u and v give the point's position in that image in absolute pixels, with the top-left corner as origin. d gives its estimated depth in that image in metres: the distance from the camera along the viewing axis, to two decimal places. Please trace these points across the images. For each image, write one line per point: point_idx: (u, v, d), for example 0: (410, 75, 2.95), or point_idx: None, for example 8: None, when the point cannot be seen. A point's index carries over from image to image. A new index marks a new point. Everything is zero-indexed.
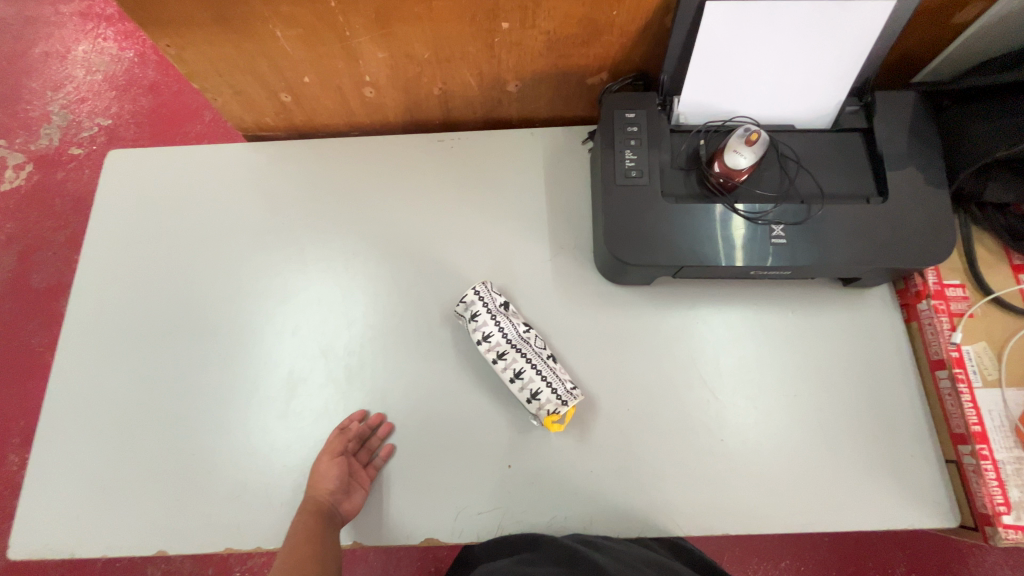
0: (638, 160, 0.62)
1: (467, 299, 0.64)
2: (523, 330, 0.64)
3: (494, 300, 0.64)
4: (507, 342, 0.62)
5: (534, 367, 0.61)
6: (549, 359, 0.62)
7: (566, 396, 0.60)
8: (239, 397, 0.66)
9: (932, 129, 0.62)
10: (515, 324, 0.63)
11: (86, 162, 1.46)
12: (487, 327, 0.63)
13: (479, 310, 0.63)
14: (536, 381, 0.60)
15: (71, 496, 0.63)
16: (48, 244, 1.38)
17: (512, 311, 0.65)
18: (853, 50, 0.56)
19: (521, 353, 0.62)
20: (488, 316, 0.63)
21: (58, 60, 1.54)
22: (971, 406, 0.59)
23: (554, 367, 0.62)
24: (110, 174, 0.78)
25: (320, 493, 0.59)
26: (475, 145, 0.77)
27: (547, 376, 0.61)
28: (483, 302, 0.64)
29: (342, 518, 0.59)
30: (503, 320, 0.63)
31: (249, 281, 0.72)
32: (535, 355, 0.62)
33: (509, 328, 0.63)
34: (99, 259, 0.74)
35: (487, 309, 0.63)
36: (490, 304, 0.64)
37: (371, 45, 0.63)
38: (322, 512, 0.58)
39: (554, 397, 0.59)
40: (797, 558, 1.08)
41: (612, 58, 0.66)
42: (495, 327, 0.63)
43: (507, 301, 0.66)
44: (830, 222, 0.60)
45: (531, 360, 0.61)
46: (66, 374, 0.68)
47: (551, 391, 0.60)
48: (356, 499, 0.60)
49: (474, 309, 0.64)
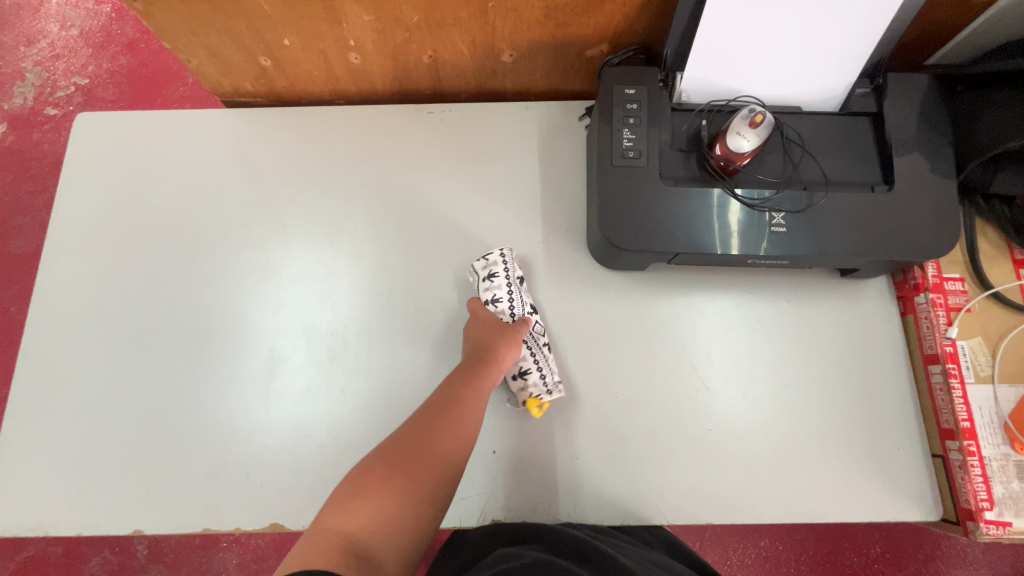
0: (636, 139, 0.59)
1: (491, 257, 0.64)
2: (529, 309, 0.64)
3: (516, 267, 0.65)
4: (516, 306, 0.63)
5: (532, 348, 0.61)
6: (545, 346, 0.63)
7: (552, 387, 0.60)
8: (219, 376, 0.64)
9: (943, 115, 0.60)
10: (525, 301, 0.64)
11: (62, 123, 1.39)
12: (500, 291, 0.62)
13: (499, 272, 0.63)
14: (530, 360, 0.61)
15: (44, 474, 0.61)
16: (25, 208, 1.32)
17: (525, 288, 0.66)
18: (869, 27, 0.53)
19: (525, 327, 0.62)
20: (504, 282, 0.63)
21: (30, 13, 1.46)
22: (961, 403, 0.58)
23: (549, 357, 0.62)
24: (79, 138, 0.73)
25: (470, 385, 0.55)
26: (466, 118, 0.73)
27: (540, 363, 0.61)
28: (506, 267, 0.64)
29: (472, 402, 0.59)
30: (517, 285, 0.64)
31: (228, 256, 0.69)
32: (533, 338, 0.63)
33: (521, 294, 0.64)
34: (69, 230, 0.70)
35: (508, 269, 0.64)
36: (510, 271, 0.64)
37: (356, 7, 0.58)
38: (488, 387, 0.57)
39: (541, 384, 0.60)
40: (776, 538, 1.10)
41: (614, 29, 0.62)
42: (506, 294, 0.62)
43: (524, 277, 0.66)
44: (832, 210, 0.58)
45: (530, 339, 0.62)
46: (36, 348, 0.66)
47: (540, 378, 0.60)
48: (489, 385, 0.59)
49: (493, 268, 0.64)
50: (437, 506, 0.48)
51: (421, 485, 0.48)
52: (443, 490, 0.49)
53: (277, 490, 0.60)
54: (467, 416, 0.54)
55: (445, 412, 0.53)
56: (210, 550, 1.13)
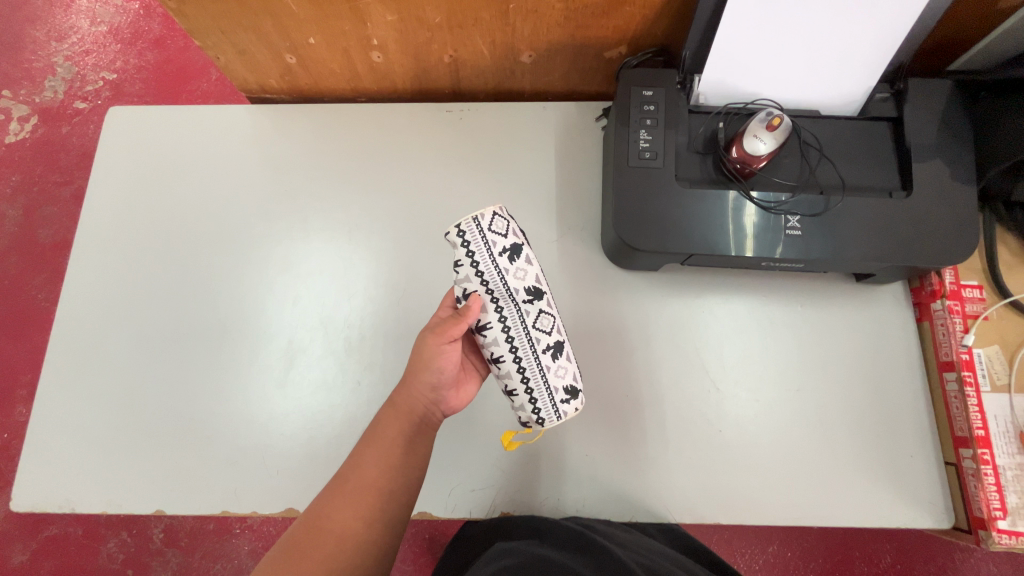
0: (653, 141, 0.60)
1: (452, 240, 0.53)
2: (521, 301, 0.53)
3: (491, 245, 0.52)
4: (491, 301, 0.53)
5: (519, 367, 0.53)
6: (542, 354, 0.53)
7: (546, 416, 0.54)
8: (239, 364, 0.66)
9: (964, 122, 0.59)
10: (509, 292, 0.52)
11: (90, 117, 1.43)
12: (472, 286, 0.53)
13: (463, 259, 0.52)
14: (518, 381, 0.54)
15: (71, 455, 0.64)
16: (53, 198, 1.36)
17: (518, 262, 0.53)
18: (891, 33, 0.53)
19: (508, 340, 0.53)
20: (472, 271, 0.52)
21: (62, 9, 1.50)
22: (977, 411, 0.58)
23: (545, 371, 0.53)
24: (110, 131, 0.76)
25: (390, 440, 0.55)
26: (484, 117, 0.74)
27: (532, 386, 0.53)
28: (472, 250, 0.52)
29: (433, 430, 0.58)
30: (490, 275, 0.52)
31: (250, 248, 0.71)
32: (525, 349, 0.53)
33: (495, 283, 0.52)
34: (99, 221, 0.72)
35: (472, 258, 0.52)
36: (479, 254, 0.52)
37: (379, 7, 0.60)
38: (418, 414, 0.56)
39: (532, 411, 0.54)
40: (785, 545, 1.10)
41: (633, 31, 0.63)
42: (479, 286, 0.52)
43: (514, 245, 0.53)
44: (849, 215, 0.58)
45: (519, 356, 0.53)
46: (65, 333, 0.68)
47: (531, 404, 0.54)
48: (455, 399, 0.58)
49: (457, 255, 0.53)
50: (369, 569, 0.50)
51: (345, 554, 0.49)
52: (405, 493, 0.54)
53: (292, 476, 0.62)
54: (386, 471, 0.54)
55: (363, 472, 0.53)
56: (224, 535, 1.16)
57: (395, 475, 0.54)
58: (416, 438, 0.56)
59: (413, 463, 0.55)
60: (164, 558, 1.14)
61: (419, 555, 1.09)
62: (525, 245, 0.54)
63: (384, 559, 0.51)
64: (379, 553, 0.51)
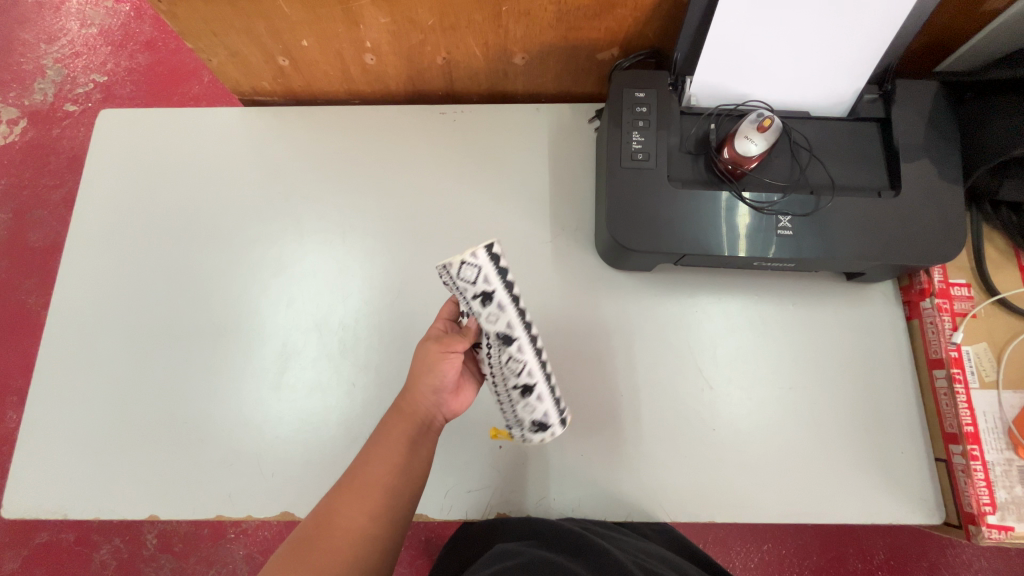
0: (645, 142, 0.60)
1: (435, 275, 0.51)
2: (495, 343, 0.51)
3: (460, 291, 0.49)
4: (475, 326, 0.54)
5: (496, 392, 0.55)
6: (516, 390, 0.53)
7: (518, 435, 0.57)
8: (233, 367, 0.66)
9: (951, 122, 0.60)
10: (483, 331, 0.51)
11: (81, 120, 1.42)
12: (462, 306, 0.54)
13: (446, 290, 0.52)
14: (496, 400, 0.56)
15: (62, 460, 0.63)
16: (44, 202, 1.35)
17: (489, 308, 0.49)
18: (879, 34, 0.54)
19: (486, 367, 0.54)
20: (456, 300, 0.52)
21: (52, 11, 1.49)
22: (966, 407, 0.59)
23: (519, 405, 0.53)
24: (102, 134, 0.75)
25: (396, 439, 0.55)
26: (478, 119, 0.74)
27: (507, 410, 0.55)
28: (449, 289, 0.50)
29: (434, 435, 0.58)
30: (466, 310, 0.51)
31: (243, 251, 0.70)
32: (499, 382, 0.53)
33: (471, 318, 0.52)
34: (90, 225, 0.72)
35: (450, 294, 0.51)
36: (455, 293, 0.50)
37: (372, 9, 0.60)
38: (417, 419, 0.56)
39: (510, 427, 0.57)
40: (779, 543, 1.11)
41: (625, 33, 0.63)
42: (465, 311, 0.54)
43: (485, 291, 0.48)
44: (839, 215, 0.59)
45: (494, 384, 0.54)
46: (56, 338, 0.68)
47: (508, 422, 0.57)
48: (454, 404, 0.59)
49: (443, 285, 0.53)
50: (377, 565, 0.50)
51: (353, 550, 0.49)
52: (410, 492, 0.54)
53: (287, 479, 0.62)
54: (393, 469, 0.54)
55: (368, 471, 0.53)
56: (218, 540, 1.15)
57: (400, 472, 0.54)
58: (420, 439, 0.56)
59: (418, 462, 0.56)
60: (158, 564, 1.13)
61: (416, 557, 1.09)
62: (500, 291, 0.49)
63: (391, 556, 0.52)
64: (386, 549, 0.51)
